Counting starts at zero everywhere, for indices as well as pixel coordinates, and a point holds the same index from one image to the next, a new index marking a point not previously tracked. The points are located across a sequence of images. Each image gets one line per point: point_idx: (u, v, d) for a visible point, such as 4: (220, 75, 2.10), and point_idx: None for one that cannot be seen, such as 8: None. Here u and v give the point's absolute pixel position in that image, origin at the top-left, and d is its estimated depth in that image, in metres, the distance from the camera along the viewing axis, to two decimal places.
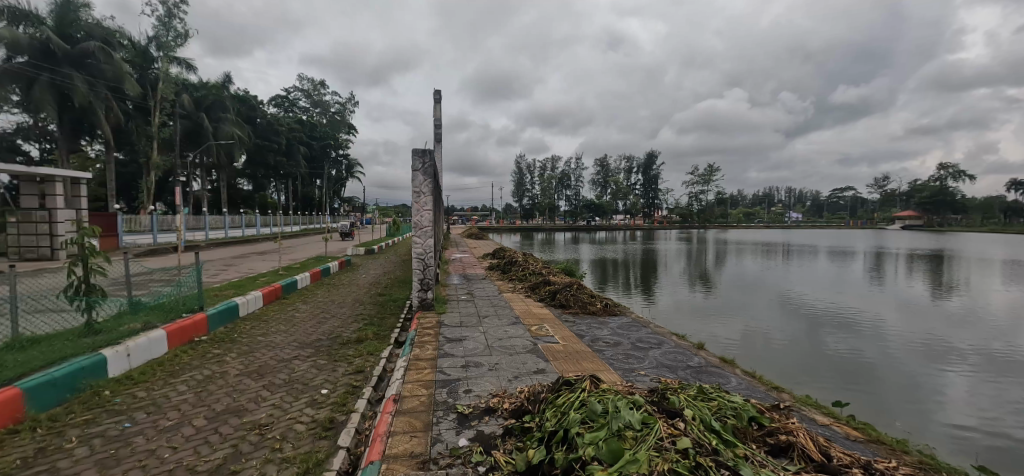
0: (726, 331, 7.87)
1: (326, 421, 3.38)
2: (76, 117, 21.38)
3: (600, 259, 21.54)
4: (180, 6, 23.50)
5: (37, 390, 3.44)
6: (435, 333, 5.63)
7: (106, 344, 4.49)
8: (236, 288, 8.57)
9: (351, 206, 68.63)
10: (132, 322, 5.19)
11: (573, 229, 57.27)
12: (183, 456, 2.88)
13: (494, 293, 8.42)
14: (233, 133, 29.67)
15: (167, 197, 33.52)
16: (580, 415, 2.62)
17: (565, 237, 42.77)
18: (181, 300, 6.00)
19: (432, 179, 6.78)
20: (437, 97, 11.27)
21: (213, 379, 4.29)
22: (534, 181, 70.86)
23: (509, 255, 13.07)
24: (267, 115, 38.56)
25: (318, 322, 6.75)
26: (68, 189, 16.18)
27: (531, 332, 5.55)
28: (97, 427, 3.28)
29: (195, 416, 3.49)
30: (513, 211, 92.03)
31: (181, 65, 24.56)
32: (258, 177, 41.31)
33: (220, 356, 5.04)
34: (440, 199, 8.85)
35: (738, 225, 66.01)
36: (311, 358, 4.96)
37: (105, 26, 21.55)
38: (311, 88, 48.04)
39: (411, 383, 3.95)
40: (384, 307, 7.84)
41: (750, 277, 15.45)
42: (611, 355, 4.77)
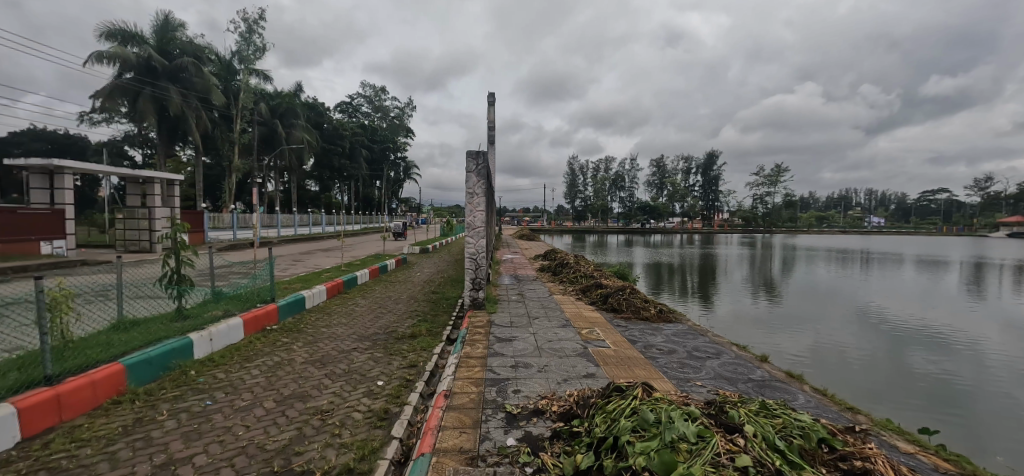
0: (793, 344, 7.34)
1: (381, 411, 3.53)
2: (171, 125, 23.84)
3: (655, 263, 20.83)
4: (259, 22, 25.50)
5: (136, 367, 3.87)
6: (486, 332, 5.72)
7: (193, 329, 4.97)
8: (303, 282, 9.19)
9: (408, 207, 71.35)
10: (215, 310, 5.72)
11: (626, 231, 55.91)
12: (254, 435, 3.12)
13: (545, 295, 8.40)
14: (303, 137, 31.82)
15: (246, 197, 36.56)
16: (631, 423, 2.55)
17: (618, 240, 41.91)
18: (256, 291, 6.52)
19: (485, 180, 6.89)
20: (491, 101, 11.46)
21: (282, 366, 4.62)
22: (587, 182, 70.02)
23: (561, 257, 12.97)
24: (333, 121, 41.00)
25: (375, 316, 7.07)
26: (164, 189, 18.08)
27: (581, 336, 5.47)
28: (183, 402, 3.64)
29: (265, 398, 3.77)
30: (565, 213, 91.45)
31: (259, 76, 26.66)
32: (324, 179, 44.04)
33: (288, 344, 5.42)
34: (492, 200, 8.99)
35: (808, 229, 61.43)
36: (368, 351, 5.20)
37: (196, 44, 23.86)
38: (373, 95, 50.49)
39: (462, 381, 4.03)
40: (437, 305, 8.07)
41: (822, 286, 14.31)
42: (664, 362, 4.60)
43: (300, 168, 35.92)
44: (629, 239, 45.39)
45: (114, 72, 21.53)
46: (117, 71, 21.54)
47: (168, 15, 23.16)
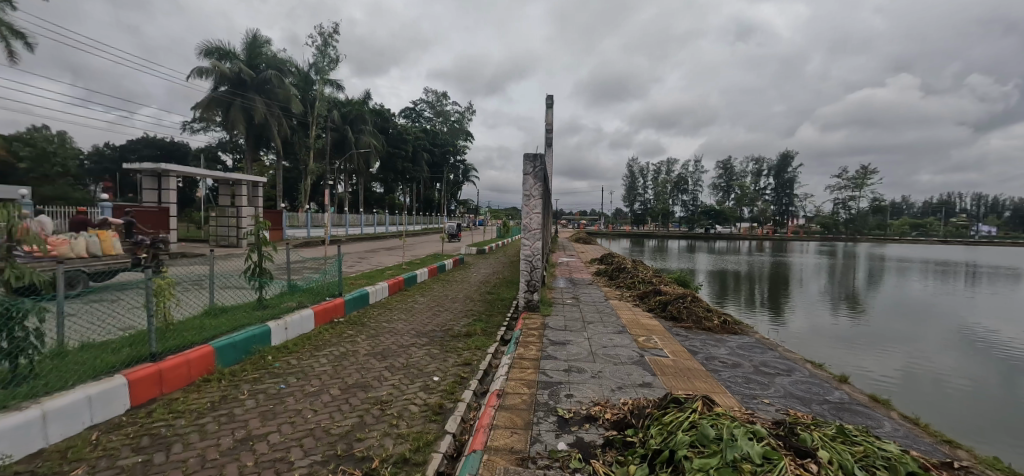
0: (879, 365, 6.65)
1: (436, 406, 3.64)
2: (257, 132, 26.14)
3: (721, 271, 19.68)
4: (333, 35, 27.25)
5: (223, 350, 4.30)
6: (540, 335, 5.71)
7: (271, 317, 5.44)
8: (368, 279, 9.72)
9: (466, 208, 73.08)
10: (290, 301, 6.22)
11: (688, 237, 53.47)
12: (321, 418, 3.35)
13: (601, 300, 8.23)
14: (371, 142, 33.59)
15: (319, 198, 39.26)
16: (689, 438, 2.44)
17: (680, 245, 40.07)
18: (326, 285, 6.99)
19: (542, 183, 6.90)
20: (549, 103, 11.46)
21: (347, 356, 4.92)
22: (647, 185, 67.87)
23: (619, 261, 12.65)
24: (398, 126, 42.95)
25: (433, 314, 7.31)
26: (249, 190, 19.87)
27: (638, 343, 5.31)
28: (261, 385, 3.98)
29: (332, 385, 4.03)
30: (624, 216, 89.33)
31: (333, 85, 28.51)
32: (389, 181, 46.23)
33: (353, 336, 5.76)
34: (549, 202, 8.98)
35: (900, 238, 55.39)
36: (426, 347, 5.40)
37: (279, 58, 26.03)
38: (435, 100, 52.28)
39: (515, 381, 4.07)
40: (492, 305, 8.20)
41: (916, 303, 12.79)
42: (728, 376, 4.35)
43: (367, 170, 37.98)
44: (691, 244, 43.32)
45: (211, 85, 23.99)
46: (213, 83, 23.96)
47: (256, 32, 25.44)
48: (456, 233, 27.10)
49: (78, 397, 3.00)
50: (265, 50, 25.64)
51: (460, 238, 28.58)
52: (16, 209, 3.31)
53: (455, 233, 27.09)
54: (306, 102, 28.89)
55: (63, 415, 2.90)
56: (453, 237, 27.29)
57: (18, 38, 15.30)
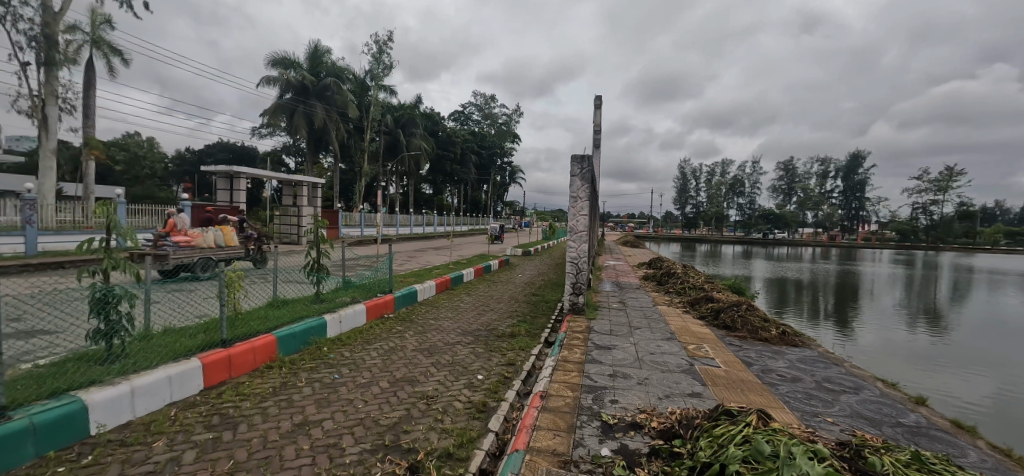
0: (964, 389, 6.01)
1: (480, 404, 3.70)
2: (317, 136, 27.65)
3: (779, 278, 18.55)
4: (388, 43, 28.33)
5: (284, 339, 4.60)
6: (584, 338, 5.65)
7: (327, 311, 5.75)
8: (416, 277, 10.01)
9: (512, 210, 73.51)
10: (345, 296, 6.54)
11: (744, 242, 50.79)
12: (370, 409, 3.49)
13: (649, 305, 7.99)
14: (421, 145, 34.60)
15: (372, 199, 40.96)
16: (741, 452, 2.33)
17: (735, 250, 38.07)
18: (378, 282, 7.29)
19: (589, 184, 6.82)
20: (598, 104, 11.31)
21: (396, 351, 5.10)
22: (700, 188, 65.21)
23: (668, 266, 12.25)
24: (447, 129, 43.95)
25: (478, 314, 7.42)
26: (309, 191, 21.04)
27: (687, 351, 5.11)
28: (317, 374, 4.21)
29: (381, 378, 4.20)
30: (674, 219, 86.30)
31: (387, 91, 29.64)
32: (438, 183, 47.41)
33: (402, 332, 5.96)
34: (596, 205, 8.84)
35: (992, 247, 49.71)
36: (471, 345, 5.50)
37: (338, 65, 27.42)
38: (483, 103, 53.00)
39: (558, 383, 4.05)
40: (537, 307, 8.19)
41: (1011, 321, 11.43)
42: (786, 391, 4.10)
43: (418, 172, 39.15)
44: (746, 250, 41.17)
45: (277, 93, 25.60)
46: (278, 91, 25.56)
47: (318, 42, 26.91)
48: (498, 236, 26.13)
49: (160, 377, 3.31)
50: (326, 59, 27.06)
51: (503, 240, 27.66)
52: (112, 205, 3.71)
53: (497, 236, 26.19)
54: (361, 107, 30.23)
55: (147, 391, 3.21)
56: (494, 239, 26.44)
57: (116, 54, 17.03)
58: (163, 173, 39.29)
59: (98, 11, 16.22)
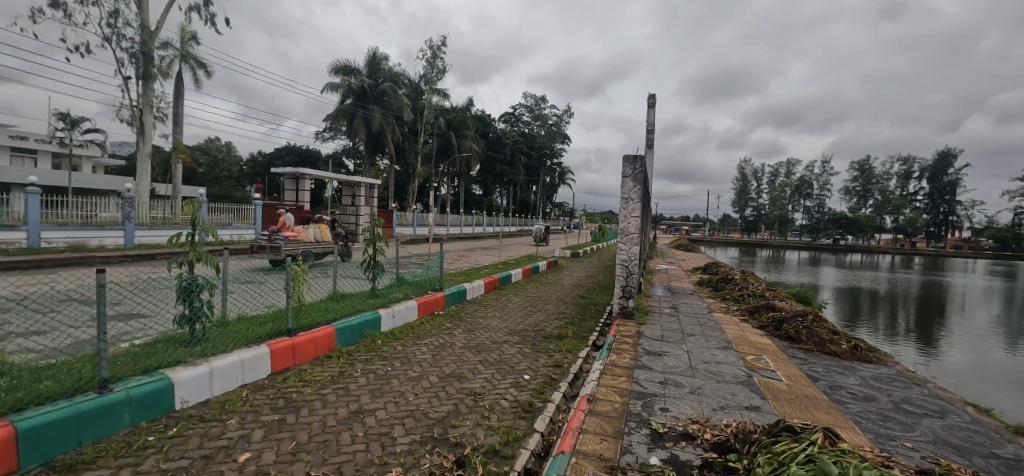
0: None
1: (526, 403, 3.71)
2: (374, 139, 28.91)
3: (851, 288, 17.12)
4: (442, 47, 29.08)
5: (343, 332, 4.86)
6: (634, 343, 5.52)
7: (382, 306, 6.00)
8: (466, 276, 10.23)
9: (561, 211, 73.03)
10: (398, 293, 6.80)
11: (811, 247, 47.34)
12: (420, 402, 3.61)
13: (704, 312, 7.66)
14: (472, 147, 35.23)
15: (425, 199, 42.22)
16: (804, 472, 2.17)
17: (800, 257, 35.54)
18: (429, 280, 7.53)
19: (642, 185, 6.65)
20: (651, 103, 10.99)
21: (445, 347, 5.23)
22: (762, 189, 61.52)
23: (725, 271, 11.68)
24: (498, 130, 44.42)
25: (526, 314, 7.44)
26: (366, 191, 22.07)
27: (745, 362, 4.85)
28: (372, 365, 4.41)
29: (431, 373, 4.32)
30: (733, 223, 82.03)
31: (440, 94, 30.45)
32: (488, 184, 48.03)
33: (451, 329, 6.10)
34: (648, 206, 8.60)
35: None
36: (518, 345, 5.53)
37: (395, 71, 28.53)
38: (534, 104, 53.01)
39: (605, 388, 3.98)
40: (585, 309, 8.11)
41: None
42: (857, 411, 3.78)
43: (468, 173, 39.90)
44: (814, 256, 38.31)
45: (339, 98, 27.04)
46: (340, 96, 26.97)
47: (376, 50, 28.13)
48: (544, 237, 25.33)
49: (234, 361, 3.60)
50: (384, 66, 28.24)
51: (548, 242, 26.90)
52: (197, 203, 4.10)
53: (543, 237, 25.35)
54: (416, 111, 31.26)
55: (224, 373, 3.51)
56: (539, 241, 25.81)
57: (200, 66, 18.72)
58: (239, 174, 42.80)
59: (187, 28, 17.91)
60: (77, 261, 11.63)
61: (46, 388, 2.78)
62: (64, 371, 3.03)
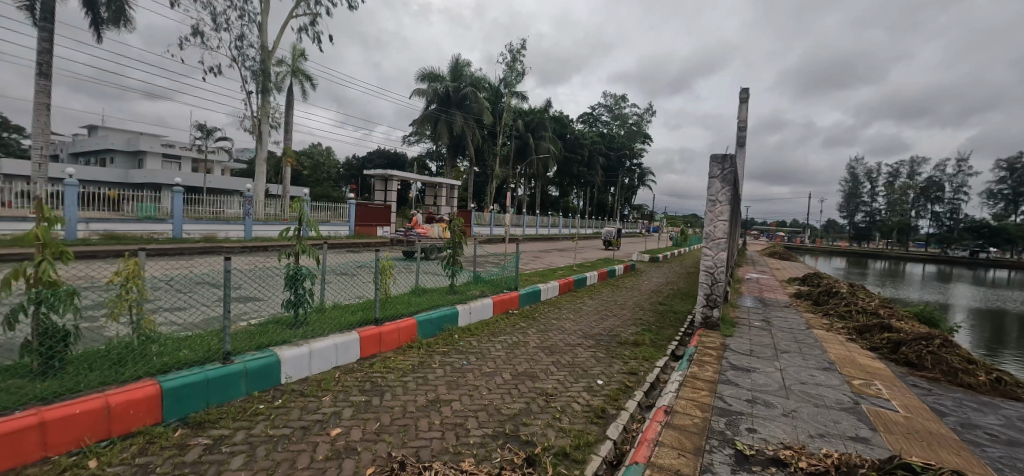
0: None
1: (598, 409, 3.63)
2: (456, 142, 30.13)
3: (995, 310, 14.44)
4: (521, 50, 29.48)
5: (423, 324, 5.13)
6: (718, 355, 5.17)
7: (459, 302, 6.25)
8: (541, 277, 10.30)
9: (640, 214, 70.55)
10: (475, 290, 7.03)
11: (940, 260, 40.75)
12: (493, 397, 3.69)
13: (801, 328, 6.93)
14: (550, 148, 35.29)
15: (502, 200, 43.12)
16: None
17: (925, 270, 30.76)
18: (504, 279, 7.69)
19: (731, 187, 6.21)
20: (743, 98, 10.22)
21: (519, 346, 5.30)
22: (876, 192, 54.28)
23: (829, 283, 10.46)
24: (575, 131, 44.03)
25: (600, 318, 7.30)
26: (448, 192, 23.08)
27: (851, 386, 4.32)
28: (448, 358, 4.60)
29: (504, 370, 4.41)
30: (839, 230, 73.37)
31: (519, 97, 30.90)
32: (565, 185, 47.77)
33: (525, 328, 6.16)
34: (737, 209, 8.00)
35: None
36: (592, 348, 5.44)
37: (476, 76, 29.48)
38: (613, 103, 51.75)
39: (685, 401, 3.77)
40: (664, 317, 7.74)
41: None
42: (998, 455, 3.18)
43: (545, 175, 40.00)
44: (943, 270, 32.96)
45: (424, 104, 28.56)
46: (426, 102, 28.46)
47: (459, 57, 29.25)
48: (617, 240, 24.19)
49: (329, 344, 3.96)
50: (466, 71, 29.27)
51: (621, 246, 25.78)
52: (303, 201, 4.58)
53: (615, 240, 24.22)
54: (495, 114, 32.04)
55: (321, 355, 3.88)
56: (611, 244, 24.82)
57: (307, 79, 20.84)
58: (337, 176, 47.07)
59: (297, 47, 20.06)
60: (208, 250, 13.54)
61: (184, 356, 3.28)
62: (197, 342, 3.54)
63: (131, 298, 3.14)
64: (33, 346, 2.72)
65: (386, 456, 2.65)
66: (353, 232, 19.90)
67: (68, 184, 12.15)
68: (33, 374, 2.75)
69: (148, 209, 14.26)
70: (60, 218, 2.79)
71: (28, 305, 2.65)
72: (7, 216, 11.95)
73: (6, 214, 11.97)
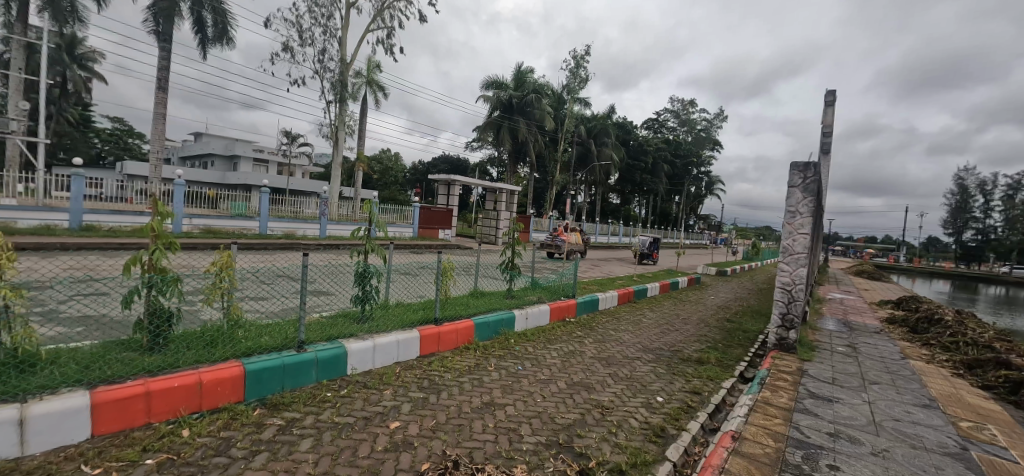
0: None
1: (657, 428, 3.45)
2: (517, 148, 30.43)
3: None
4: (585, 56, 29.13)
5: (480, 327, 5.19)
6: (794, 381, 4.75)
7: (517, 306, 6.27)
8: (599, 286, 10.08)
9: (707, 225, 67.02)
10: (532, 295, 7.04)
11: None
12: (547, 405, 3.65)
13: (896, 357, 6.19)
14: (612, 155, 34.56)
15: (561, 207, 42.94)
16: None
17: None
18: (562, 286, 7.58)
19: (814, 197, 5.69)
20: (828, 100, 9.39)
21: (575, 355, 5.20)
22: (992, 207, 47.31)
23: (930, 309, 9.24)
24: (639, 137, 42.82)
25: (662, 332, 7.00)
26: (508, 197, 23.19)
27: (958, 429, 3.77)
28: (504, 363, 4.61)
29: (559, 378, 4.34)
30: (943, 249, 64.82)
31: (581, 103, 30.56)
32: (626, 192, 46.57)
33: (581, 338, 6.05)
34: (820, 221, 7.34)
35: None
36: (652, 363, 5.23)
37: (539, 82, 29.63)
38: (680, 109, 49.58)
39: (755, 428, 3.50)
40: (732, 335, 7.27)
41: None
42: None
43: (606, 181, 39.17)
44: None
45: (488, 111, 29.17)
46: (489, 109, 29.04)
47: (522, 64, 29.59)
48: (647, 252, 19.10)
49: (392, 340, 4.13)
50: (529, 78, 29.50)
51: (653, 259, 21.64)
52: (373, 203, 4.79)
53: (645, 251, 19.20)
54: (557, 120, 32.00)
55: (384, 350, 4.05)
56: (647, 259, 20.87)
57: (379, 89, 22.05)
58: (404, 180, 49.28)
59: (372, 59, 21.34)
60: (289, 246, 14.75)
61: (264, 341, 3.56)
62: (276, 331, 3.83)
63: (223, 287, 3.47)
64: (144, 324, 3.10)
65: (440, 454, 2.70)
66: (416, 233, 20.72)
67: (176, 183, 13.71)
68: (143, 349, 3.13)
69: (240, 208, 15.80)
70: (170, 212, 3.15)
71: (141, 288, 3.01)
72: (130, 210, 13.71)
73: (129, 208, 13.75)
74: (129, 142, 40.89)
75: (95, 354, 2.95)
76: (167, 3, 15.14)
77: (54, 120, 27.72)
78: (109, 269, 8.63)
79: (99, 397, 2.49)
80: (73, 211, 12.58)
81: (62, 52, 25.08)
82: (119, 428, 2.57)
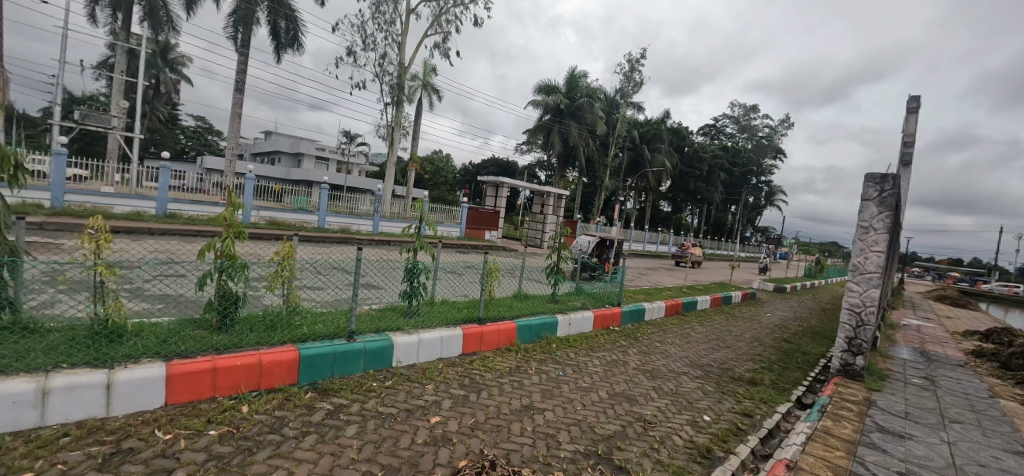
0: None
1: (703, 448, 3.29)
2: (568, 153, 30.24)
3: None
4: (639, 60, 28.40)
5: (523, 330, 5.19)
6: (860, 411, 4.38)
7: (560, 311, 6.23)
8: (646, 296, 9.78)
9: (766, 238, 63.26)
10: (576, 300, 6.94)
11: None
12: (588, 413, 3.60)
13: (983, 395, 5.55)
14: (665, 161, 33.59)
15: (609, 213, 42.27)
16: None
17: None
18: (607, 293, 7.38)
19: (892, 212, 5.23)
20: (911, 105, 8.61)
21: (618, 365, 5.07)
22: None
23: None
24: (694, 144, 41.25)
25: (711, 347, 6.70)
26: (555, 201, 23.10)
27: None
28: (545, 367, 4.58)
29: (600, 386, 4.28)
30: None
31: (634, 107, 29.91)
32: (677, 200, 45.09)
33: (626, 348, 5.89)
34: (896, 240, 6.75)
35: None
36: (700, 380, 5.00)
37: (591, 86, 29.36)
38: (741, 114, 47.07)
39: (814, 459, 3.25)
40: (789, 356, 6.80)
41: None
42: None
43: (657, 188, 38.03)
44: None
45: (538, 115, 29.21)
46: (540, 113, 29.09)
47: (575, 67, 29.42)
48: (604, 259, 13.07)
49: (436, 336, 4.22)
50: (581, 82, 29.35)
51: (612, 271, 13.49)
52: (425, 201, 4.89)
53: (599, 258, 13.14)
54: (609, 124, 31.54)
55: (428, 345, 4.15)
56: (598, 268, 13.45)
57: (434, 92, 22.70)
58: (453, 182, 50.38)
59: (429, 63, 21.97)
60: (344, 240, 15.45)
61: (318, 329, 3.74)
62: (329, 320, 4.02)
63: (284, 275, 3.68)
64: (214, 304, 3.36)
65: (478, 452, 2.72)
66: (463, 233, 21.09)
67: (247, 178, 14.79)
68: (212, 328, 3.38)
69: (302, 202, 16.63)
70: (242, 204, 3.39)
71: (213, 272, 3.27)
72: (206, 200, 14.95)
73: (205, 199, 14.98)
74: (209, 139, 44.61)
75: (171, 329, 3.23)
76: (246, 10, 16.44)
77: (149, 117, 30.88)
78: (189, 253, 9.49)
79: (173, 369, 2.72)
80: (160, 199, 13.85)
81: (157, 57, 27.94)
82: (187, 399, 2.79)
